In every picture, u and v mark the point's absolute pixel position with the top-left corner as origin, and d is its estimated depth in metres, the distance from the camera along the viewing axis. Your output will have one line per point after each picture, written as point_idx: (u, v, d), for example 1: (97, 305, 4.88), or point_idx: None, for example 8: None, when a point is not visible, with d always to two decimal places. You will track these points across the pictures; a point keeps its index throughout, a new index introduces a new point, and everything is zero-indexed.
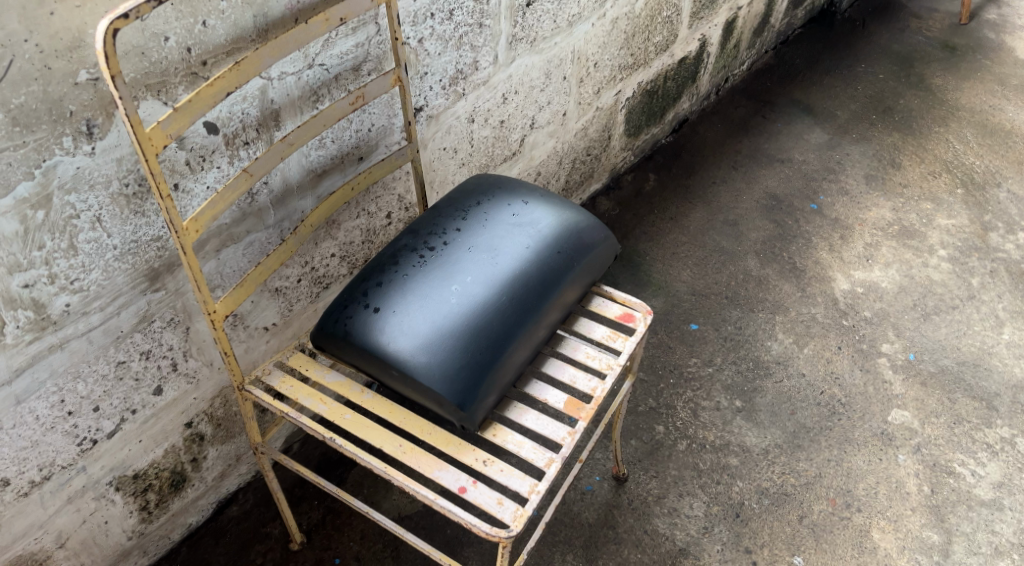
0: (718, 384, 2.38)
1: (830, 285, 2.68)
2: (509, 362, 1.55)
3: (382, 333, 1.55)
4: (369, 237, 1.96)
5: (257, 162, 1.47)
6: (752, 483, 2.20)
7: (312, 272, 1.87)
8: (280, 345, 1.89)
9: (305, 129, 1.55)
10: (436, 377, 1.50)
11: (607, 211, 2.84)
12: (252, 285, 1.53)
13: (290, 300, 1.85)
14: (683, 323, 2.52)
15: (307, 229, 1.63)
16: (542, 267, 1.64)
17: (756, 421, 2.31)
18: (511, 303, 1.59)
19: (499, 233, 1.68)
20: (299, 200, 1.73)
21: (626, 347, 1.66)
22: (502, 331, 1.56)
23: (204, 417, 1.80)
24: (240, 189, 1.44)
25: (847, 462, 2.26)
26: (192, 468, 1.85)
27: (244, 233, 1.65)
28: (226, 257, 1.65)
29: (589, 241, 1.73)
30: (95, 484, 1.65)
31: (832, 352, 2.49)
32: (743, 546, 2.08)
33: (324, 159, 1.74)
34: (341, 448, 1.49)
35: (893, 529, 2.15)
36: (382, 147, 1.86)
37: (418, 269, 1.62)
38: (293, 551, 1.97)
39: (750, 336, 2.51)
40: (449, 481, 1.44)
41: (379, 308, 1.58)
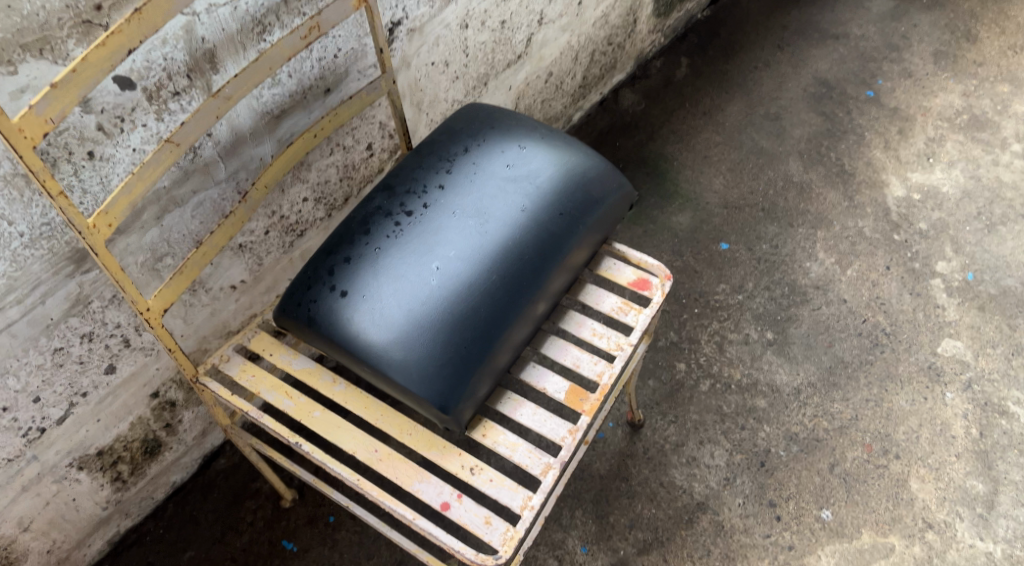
0: (747, 314, 2.19)
1: (882, 192, 2.39)
2: (500, 353, 1.35)
3: (352, 322, 1.34)
4: (347, 173, 1.72)
5: (183, 128, 1.21)
6: (780, 428, 2.03)
7: (282, 221, 1.64)
8: (253, 301, 1.70)
9: (245, 77, 1.27)
10: (414, 378, 1.31)
11: (631, 106, 2.57)
12: (195, 269, 1.31)
13: (259, 255, 1.64)
14: (712, 243, 2.30)
15: (261, 192, 1.38)
16: (540, 235, 1.41)
17: (788, 356, 2.13)
18: (502, 282, 1.37)
19: (489, 192, 1.43)
20: (256, 148, 1.48)
21: (639, 324, 1.44)
22: (492, 318, 1.35)
23: (172, 384, 1.65)
24: (164, 164, 1.20)
25: (887, 403, 2.06)
26: (167, 433, 1.73)
27: (189, 193, 1.43)
28: (171, 222, 1.43)
29: (596, 193, 1.48)
30: (53, 467, 1.54)
31: (879, 274, 2.24)
32: (766, 499, 1.94)
33: (282, 98, 1.47)
34: (309, 455, 1.32)
35: (934, 478, 1.97)
36: (353, 74, 1.58)
37: (393, 240, 1.38)
38: (285, 508, 1.87)
39: (788, 256, 2.28)
40: (430, 496, 1.28)
41: (347, 291, 1.36)
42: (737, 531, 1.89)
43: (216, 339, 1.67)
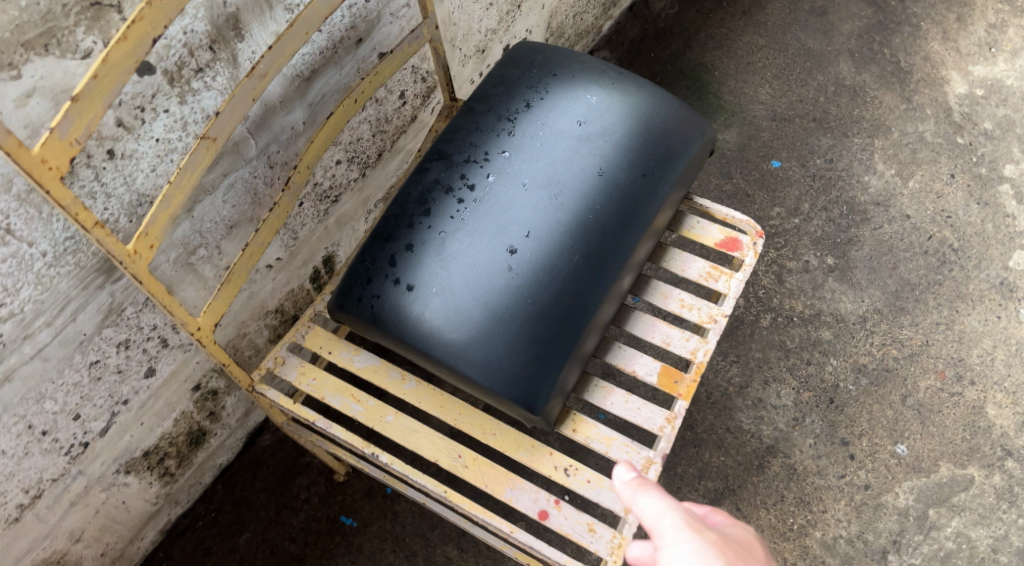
0: (806, 239, 2.04)
1: (943, 90, 2.20)
2: (587, 340, 1.22)
3: (421, 320, 1.20)
4: (381, 127, 1.54)
5: (218, 122, 1.05)
6: (848, 360, 1.93)
7: (316, 189, 1.48)
8: (291, 276, 1.56)
9: (279, 49, 1.09)
10: (498, 379, 1.18)
11: (663, 11, 2.34)
12: (243, 274, 1.19)
13: (295, 228, 1.49)
14: (763, 162, 2.12)
15: (303, 175, 1.27)
16: (622, 201, 1.25)
17: (852, 282, 2.00)
18: (585, 261, 1.21)
19: (561, 156, 1.25)
20: (286, 117, 1.30)
21: (733, 291, 1.31)
22: (578, 304, 1.20)
23: (213, 374, 1.53)
24: (201, 165, 1.06)
25: (959, 325, 1.95)
26: (211, 421, 1.63)
27: (218, 177, 1.26)
28: (202, 212, 1.27)
29: (677, 145, 1.31)
30: (101, 477, 1.43)
31: (943, 183, 2.09)
32: (838, 437, 1.86)
33: (311, 56, 1.28)
34: (388, 468, 1.22)
35: (1011, 403, 1.88)
36: (387, 17, 1.38)
37: (459, 223, 1.22)
38: (340, 483, 1.80)
39: (844, 170, 2.11)
40: (525, 506, 1.18)
41: (412, 285, 1.21)
42: (810, 474, 1.83)
43: (255, 321, 1.54)
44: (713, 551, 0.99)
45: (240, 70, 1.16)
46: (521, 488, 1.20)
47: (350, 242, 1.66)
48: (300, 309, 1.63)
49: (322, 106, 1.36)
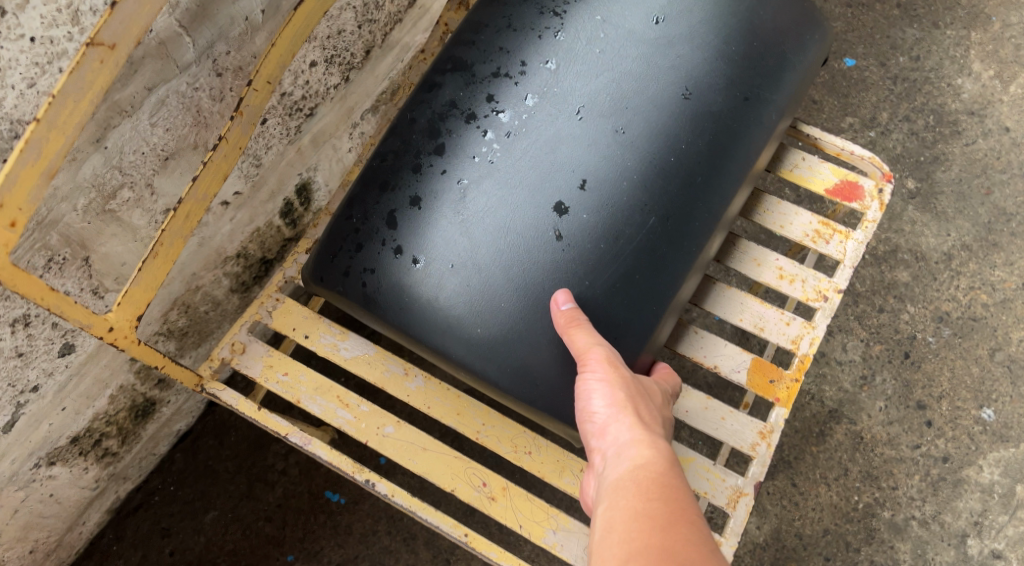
0: (882, 157, 1.69)
1: None
2: (655, 326, 0.96)
3: (434, 303, 0.94)
4: (369, 16, 1.18)
5: (107, 24, 0.78)
6: (929, 306, 1.62)
7: (284, 100, 1.12)
8: (254, 213, 1.22)
9: None
10: (536, 381, 0.94)
11: None
12: (176, 241, 0.90)
13: (257, 152, 1.14)
14: (834, 59, 1.75)
15: (262, 92, 0.91)
16: (711, 139, 0.94)
17: (936, 212, 1.67)
18: (659, 224, 0.93)
19: (629, 75, 0.94)
20: (235, 4, 0.95)
21: (849, 257, 1.01)
22: (647, 281, 0.93)
23: (160, 340, 1.22)
24: (89, 88, 0.79)
25: None
26: (161, 389, 1.34)
27: (140, 93, 0.91)
28: (119, 142, 0.93)
29: (788, 53, 0.98)
30: (16, 475, 1.14)
31: None
32: (913, 400, 1.58)
33: None
34: (389, 500, 1.03)
35: None
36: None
37: (485, 171, 0.93)
38: None
39: (933, 70, 1.74)
40: (573, 553, 1.00)
41: (423, 256, 0.93)
42: (878, 444, 1.56)
43: (210, 272, 1.22)
44: (619, 388, 0.89)
45: None
46: (565, 528, 1.01)
47: (332, 165, 1.30)
48: (269, 252, 1.30)
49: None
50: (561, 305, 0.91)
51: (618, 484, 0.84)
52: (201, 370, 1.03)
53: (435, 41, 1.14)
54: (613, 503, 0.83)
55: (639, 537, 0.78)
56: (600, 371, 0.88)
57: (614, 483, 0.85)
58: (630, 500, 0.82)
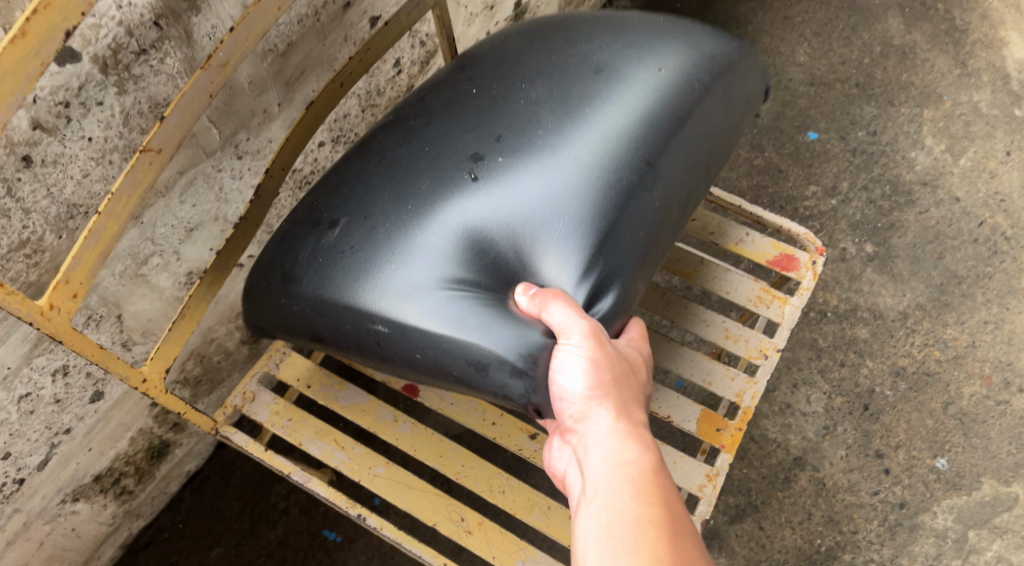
0: (843, 224, 1.85)
1: (1000, 54, 1.99)
2: (611, 295, 1.00)
3: (388, 243, 1.02)
4: (371, 101, 1.33)
5: (159, 132, 0.92)
6: (886, 361, 1.75)
7: (294, 175, 1.27)
8: None
9: (240, 35, 0.94)
10: (471, 322, 0.98)
11: None
12: (201, 303, 1.03)
13: (269, 221, 1.29)
14: (798, 133, 1.93)
15: (277, 177, 1.05)
16: (683, 134, 1.02)
17: (893, 273, 1.81)
18: (617, 191, 0.99)
19: (611, 65, 1.05)
20: (257, 99, 1.10)
21: (787, 320, 1.15)
22: (598, 248, 0.99)
23: (175, 388, 1.36)
24: (141, 183, 0.93)
25: (1009, 325, 1.77)
26: (175, 432, 1.47)
27: (174, 176, 1.06)
28: (152, 218, 1.07)
29: (719, 54, 1.08)
30: (45, 510, 1.27)
31: (998, 162, 1.89)
32: (872, 448, 1.69)
33: (290, 26, 1.08)
34: (377, 532, 1.14)
35: None
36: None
37: (423, 143, 1.06)
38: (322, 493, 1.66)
39: (889, 144, 1.91)
40: None
41: (387, 201, 1.04)
42: (840, 490, 1.67)
43: (224, 326, 1.36)
44: (598, 370, 0.97)
45: (196, 50, 1.06)
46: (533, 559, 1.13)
47: None
48: None
49: (302, 82, 1.15)
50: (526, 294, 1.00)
51: (608, 475, 0.96)
52: (216, 416, 1.16)
53: None
54: (609, 487, 0.96)
55: (641, 526, 0.91)
56: (585, 350, 0.96)
57: (607, 470, 0.97)
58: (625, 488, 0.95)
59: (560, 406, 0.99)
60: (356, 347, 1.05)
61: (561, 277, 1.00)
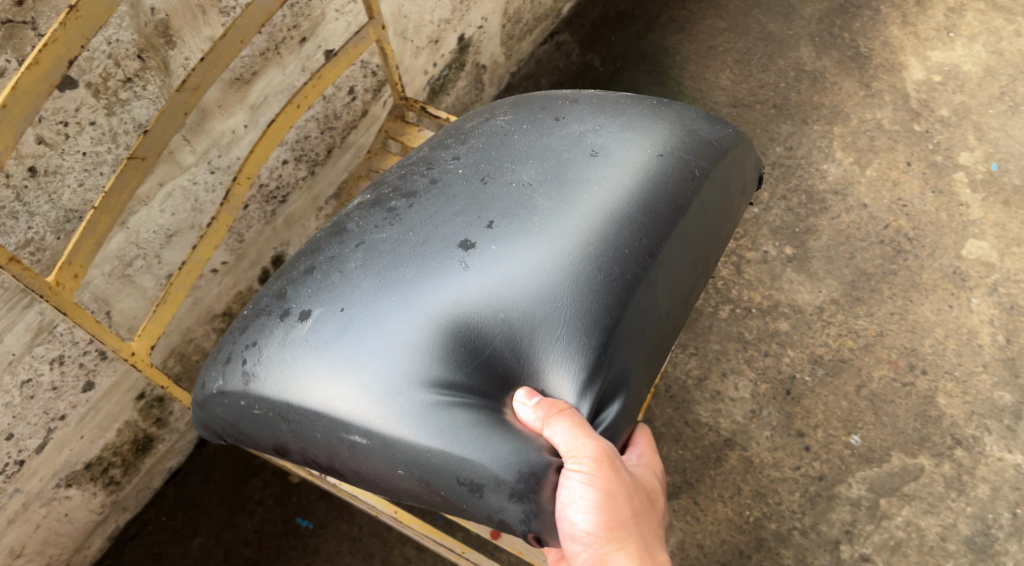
0: (764, 230, 2.06)
1: (901, 76, 2.22)
2: (618, 403, 1.10)
3: (378, 345, 1.08)
4: (329, 124, 1.52)
5: (143, 141, 1.10)
6: (805, 351, 1.94)
7: (261, 190, 1.47)
8: (238, 279, 1.54)
9: (209, 62, 1.13)
10: (466, 434, 1.04)
11: None
12: (182, 291, 1.19)
13: (239, 232, 1.48)
14: None
15: (244, 185, 1.22)
16: (673, 238, 1.12)
17: (810, 272, 2.01)
18: (613, 289, 1.09)
19: (602, 151, 1.17)
20: (226, 121, 1.29)
21: None
22: (596, 350, 1.08)
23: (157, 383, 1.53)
24: (128, 184, 1.11)
25: (913, 315, 1.97)
26: (158, 427, 1.61)
27: (155, 186, 1.24)
28: (137, 223, 1.25)
29: (709, 143, 1.19)
30: (41, 492, 1.44)
31: (900, 171, 2.11)
32: (794, 429, 1.88)
33: (253, 58, 1.27)
34: None
35: (962, 392, 1.90)
36: (332, 13, 1.35)
37: (414, 242, 1.12)
38: (294, 484, 1.83)
39: (803, 158, 2.13)
40: None
41: (368, 288, 1.11)
42: (766, 467, 1.85)
43: (202, 326, 1.52)
44: (606, 498, 1.07)
45: (172, 77, 1.27)
46: None
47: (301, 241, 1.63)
48: None
49: (266, 108, 1.34)
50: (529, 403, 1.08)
51: None
52: None
53: (377, 144, 1.46)
54: None
55: None
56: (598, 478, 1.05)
57: None
58: None
59: (574, 537, 1.07)
60: (328, 456, 1.10)
61: (562, 387, 1.09)
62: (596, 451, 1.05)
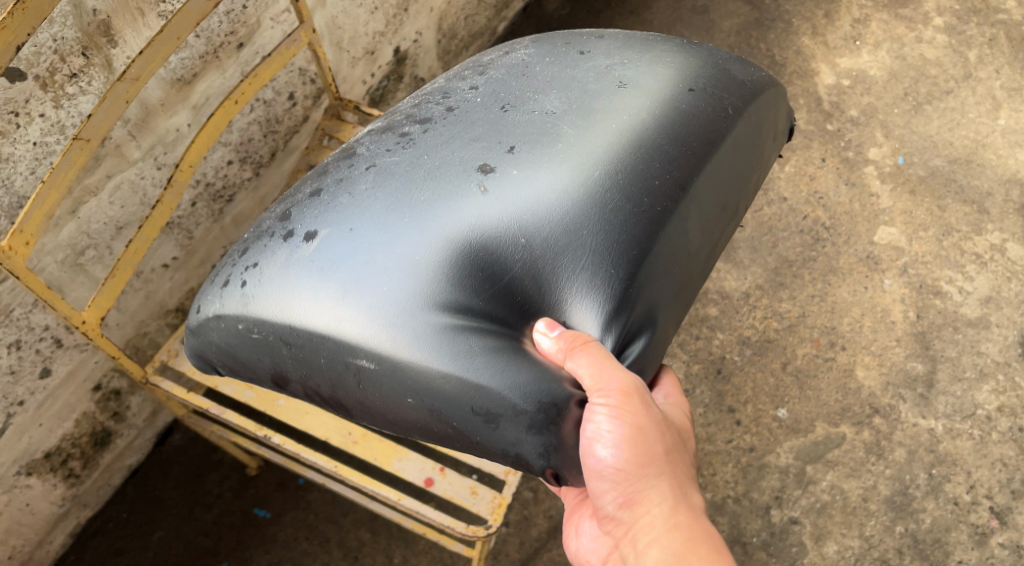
0: None
1: (813, 81, 2.40)
2: (643, 340, 1.13)
3: (394, 268, 1.07)
4: (271, 128, 1.69)
5: (89, 124, 1.24)
6: (733, 333, 2.09)
7: (208, 188, 1.63)
8: (189, 275, 1.70)
9: (149, 57, 1.28)
10: (481, 359, 1.06)
11: (556, 12, 2.51)
12: (128, 268, 1.37)
13: (189, 228, 1.64)
14: None
15: (186, 173, 1.39)
16: (699, 173, 1.13)
17: (736, 262, 2.16)
18: (637, 225, 1.09)
19: (628, 85, 1.15)
20: (169, 120, 1.47)
21: None
22: (622, 285, 1.09)
23: (113, 375, 1.67)
24: (75, 164, 1.25)
25: (832, 297, 2.12)
26: (116, 421, 1.76)
27: (104, 178, 1.41)
28: (89, 212, 1.42)
29: (740, 85, 1.20)
30: (3, 478, 1.57)
31: (815, 167, 2.28)
32: (725, 405, 2.01)
33: (192, 62, 1.45)
34: (280, 446, 1.38)
35: (878, 365, 2.04)
36: (267, 23, 1.54)
37: (433, 158, 1.11)
38: (252, 476, 1.91)
39: None
40: (411, 473, 1.37)
41: (379, 209, 1.09)
42: (700, 441, 1.98)
43: (155, 320, 1.68)
44: (628, 431, 1.14)
45: (114, 73, 1.39)
46: (408, 459, 1.39)
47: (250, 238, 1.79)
48: None
49: (206, 108, 1.52)
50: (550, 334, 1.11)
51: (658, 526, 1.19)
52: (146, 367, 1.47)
53: (315, 141, 1.66)
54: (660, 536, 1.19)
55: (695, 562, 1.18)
56: (618, 416, 1.11)
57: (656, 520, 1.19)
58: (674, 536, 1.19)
59: (603, 467, 1.15)
60: (331, 384, 1.11)
61: (584, 320, 1.11)
62: (624, 385, 1.10)
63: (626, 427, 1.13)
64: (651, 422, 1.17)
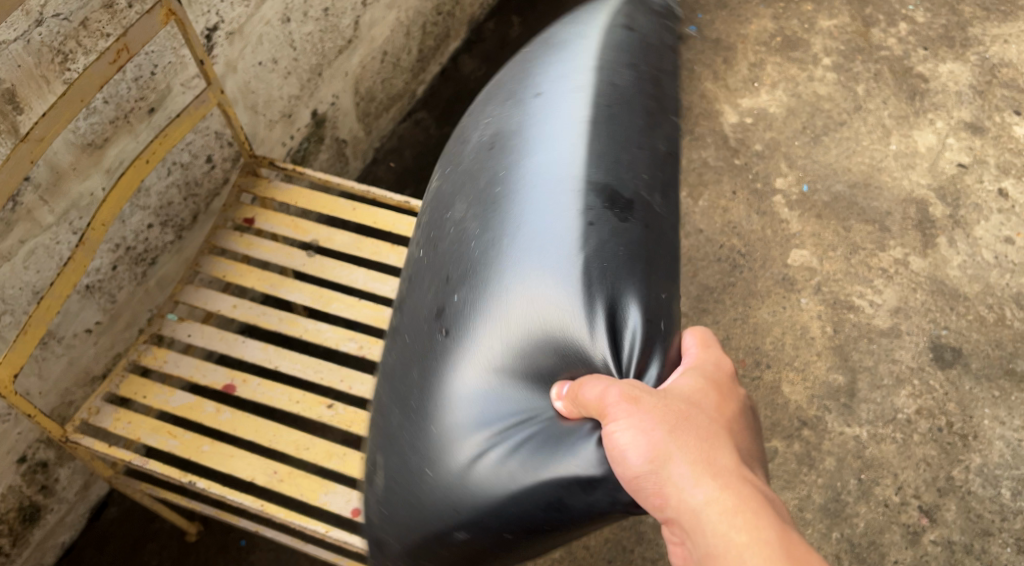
0: None
1: (718, 121, 2.55)
2: (634, 313, 1.04)
3: (435, 418, 1.06)
4: (190, 191, 1.74)
5: None
6: None
7: (129, 252, 1.66)
8: (113, 340, 1.72)
9: (52, 118, 1.33)
10: (531, 456, 1.03)
11: (472, 72, 2.63)
12: (41, 326, 1.40)
13: (110, 292, 1.66)
14: None
15: (99, 231, 1.44)
16: (627, 143, 1.08)
17: None
18: (597, 227, 1.04)
19: (539, 92, 1.12)
20: (82, 184, 1.52)
21: None
22: (592, 291, 1.03)
23: (39, 446, 1.67)
24: None
25: (753, 318, 2.22)
26: (44, 495, 1.74)
27: (17, 243, 1.45)
28: (3, 278, 1.45)
29: (640, 35, 1.18)
30: None
31: (728, 200, 2.40)
32: None
33: (102, 126, 1.50)
34: (206, 491, 1.42)
35: (802, 379, 2.13)
36: (177, 88, 1.61)
37: (418, 309, 1.09)
38: (191, 543, 1.89)
39: None
40: (338, 505, 1.42)
41: (403, 383, 1.09)
42: None
43: (80, 387, 1.69)
44: (640, 423, 1.00)
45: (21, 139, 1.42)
46: (334, 492, 1.43)
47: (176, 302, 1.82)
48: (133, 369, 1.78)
49: (119, 171, 1.58)
50: (564, 394, 1.05)
51: (720, 522, 0.96)
52: (67, 427, 1.48)
53: (233, 198, 1.71)
54: (727, 535, 0.96)
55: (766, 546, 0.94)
56: (620, 413, 1.00)
57: (717, 513, 0.97)
58: (738, 527, 0.96)
59: (637, 479, 1.00)
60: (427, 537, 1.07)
61: (592, 362, 1.05)
62: (620, 392, 1.01)
63: (639, 424, 1.00)
64: (677, 405, 1.02)
